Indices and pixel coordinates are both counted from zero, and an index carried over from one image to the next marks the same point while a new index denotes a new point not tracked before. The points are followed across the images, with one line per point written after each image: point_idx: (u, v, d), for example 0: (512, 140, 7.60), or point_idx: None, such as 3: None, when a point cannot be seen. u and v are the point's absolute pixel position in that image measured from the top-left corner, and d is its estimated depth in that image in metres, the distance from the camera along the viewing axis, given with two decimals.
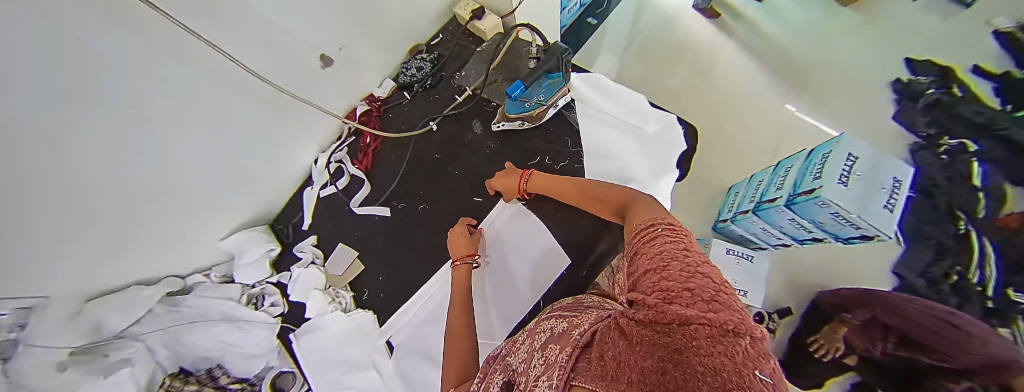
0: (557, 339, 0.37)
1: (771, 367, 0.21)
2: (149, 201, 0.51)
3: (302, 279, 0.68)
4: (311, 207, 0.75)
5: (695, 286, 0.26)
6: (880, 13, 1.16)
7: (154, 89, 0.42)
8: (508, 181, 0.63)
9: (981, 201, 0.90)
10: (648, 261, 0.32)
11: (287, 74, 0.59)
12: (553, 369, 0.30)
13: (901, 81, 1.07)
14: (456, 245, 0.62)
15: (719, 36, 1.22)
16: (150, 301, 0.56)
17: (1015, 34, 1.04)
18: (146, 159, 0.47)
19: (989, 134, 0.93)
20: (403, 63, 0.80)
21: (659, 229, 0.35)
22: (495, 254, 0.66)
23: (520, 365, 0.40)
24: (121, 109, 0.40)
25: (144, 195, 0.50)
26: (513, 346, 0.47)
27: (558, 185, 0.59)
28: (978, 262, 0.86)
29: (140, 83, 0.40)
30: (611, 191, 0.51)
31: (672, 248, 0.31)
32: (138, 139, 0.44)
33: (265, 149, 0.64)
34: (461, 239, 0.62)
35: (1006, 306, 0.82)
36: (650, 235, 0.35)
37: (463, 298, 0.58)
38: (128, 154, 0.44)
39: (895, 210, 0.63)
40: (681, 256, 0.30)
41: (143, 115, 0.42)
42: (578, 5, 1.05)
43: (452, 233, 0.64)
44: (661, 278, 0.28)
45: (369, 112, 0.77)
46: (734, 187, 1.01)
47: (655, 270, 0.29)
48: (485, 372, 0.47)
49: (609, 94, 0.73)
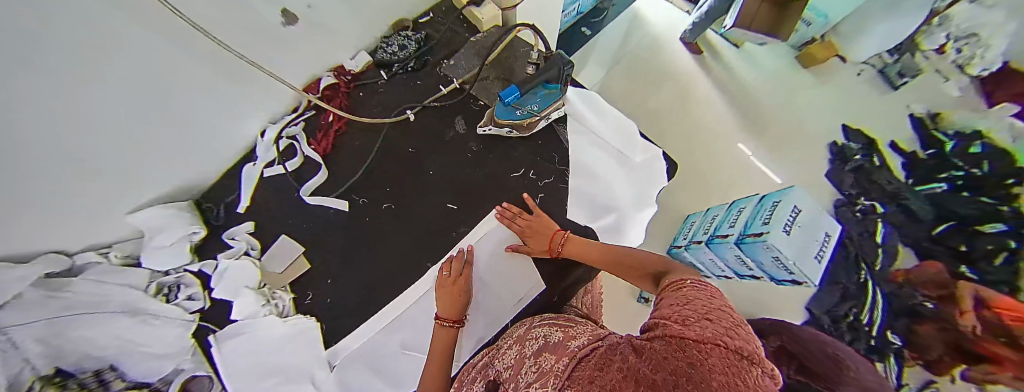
0: (551, 348, 0.39)
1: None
2: (49, 166, 0.40)
3: (230, 273, 0.59)
4: (251, 186, 0.65)
5: (714, 315, 0.28)
6: (830, 79, 1.31)
7: (74, 32, 0.32)
8: (538, 241, 0.60)
9: (879, 256, 1.07)
10: (673, 297, 0.34)
11: (244, 23, 0.48)
12: (548, 377, 0.32)
13: (838, 144, 1.25)
14: (445, 300, 0.56)
15: (699, 72, 1.30)
16: (24, 283, 0.43)
17: (925, 119, 1.13)
18: (41, 124, 0.36)
19: (898, 203, 1.09)
20: (384, 37, 0.74)
21: (687, 280, 0.37)
22: (485, 291, 0.62)
23: (508, 373, 0.41)
24: (33, 48, 0.30)
25: (42, 162, 0.39)
26: (498, 351, 0.49)
27: (586, 248, 0.58)
28: (870, 307, 1.02)
29: (63, 22, 0.30)
30: (647, 258, 0.49)
31: (696, 290, 0.33)
32: (37, 101, 0.34)
33: (208, 104, 0.53)
34: (450, 298, 0.56)
35: (883, 344, 0.97)
36: (677, 284, 0.37)
37: (443, 356, 0.54)
38: (37, 116, 0.35)
39: (822, 261, 0.72)
40: (706, 297, 0.32)
41: (55, 64, 0.33)
42: (576, 12, 1.07)
43: (442, 284, 0.58)
44: (685, 309, 0.30)
45: (336, 86, 0.70)
46: (691, 217, 1.09)
47: (678, 303, 0.32)
48: (465, 380, 0.50)
49: (601, 115, 0.73)
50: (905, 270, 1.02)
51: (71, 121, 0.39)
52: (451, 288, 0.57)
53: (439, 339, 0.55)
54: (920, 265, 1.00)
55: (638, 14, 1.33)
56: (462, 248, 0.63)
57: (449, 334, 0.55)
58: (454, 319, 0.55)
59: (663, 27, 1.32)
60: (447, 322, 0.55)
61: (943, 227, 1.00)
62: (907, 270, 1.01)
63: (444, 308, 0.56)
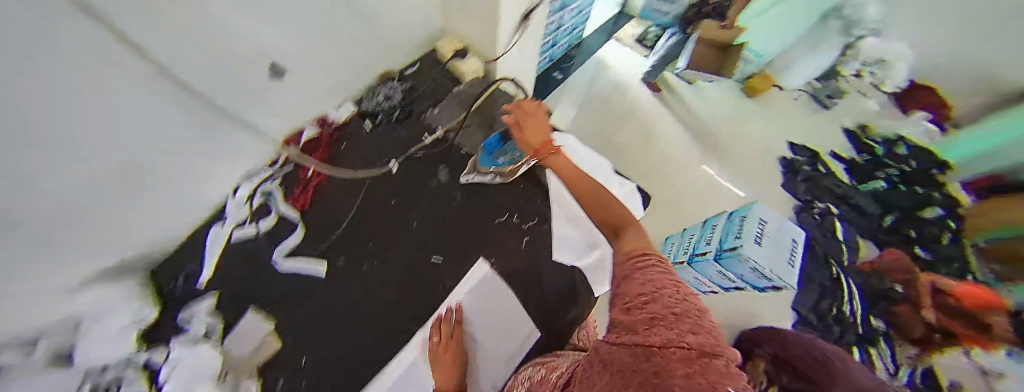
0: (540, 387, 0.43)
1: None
2: None
3: (181, 369, 0.50)
4: (217, 253, 0.60)
5: (673, 305, 0.29)
6: (772, 104, 1.43)
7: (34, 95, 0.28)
8: (530, 137, 0.54)
9: (845, 250, 1.14)
10: (629, 276, 0.34)
11: (222, 85, 0.47)
12: None
13: (786, 158, 1.33)
14: (440, 372, 0.54)
15: (659, 104, 1.40)
16: None
17: (857, 132, 1.33)
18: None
19: (846, 202, 1.21)
20: (369, 88, 0.74)
21: (646, 253, 0.36)
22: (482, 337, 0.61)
23: None
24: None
25: None
26: None
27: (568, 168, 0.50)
28: (849, 299, 1.07)
29: (22, 97, 0.27)
30: (606, 199, 0.44)
31: (651, 266, 0.33)
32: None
33: (183, 167, 0.50)
34: (448, 368, 0.54)
35: (872, 331, 1.04)
36: (633, 268, 0.34)
37: None
38: None
39: (795, 265, 0.76)
40: (661, 273, 0.32)
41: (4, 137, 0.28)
42: (547, 59, 1.23)
43: (439, 352, 0.56)
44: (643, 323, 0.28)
45: (318, 139, 0.68)
46: (670, 238, 1.11)
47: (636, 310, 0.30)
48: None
49: (575, 153, 0.75)
50: (867, 261, 1.12)
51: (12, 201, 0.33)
52: (447, 360, 0.55)
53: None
54: (881, 255, 1.12)
55: (601, 60, 1.44)
56: (450, 305, 0.61)
57: None
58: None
59: (623, 71, 1.43)
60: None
61: (890, 219, 1.17)
62: (869, 262, 1.11)
63: (439, 378, 0.53)
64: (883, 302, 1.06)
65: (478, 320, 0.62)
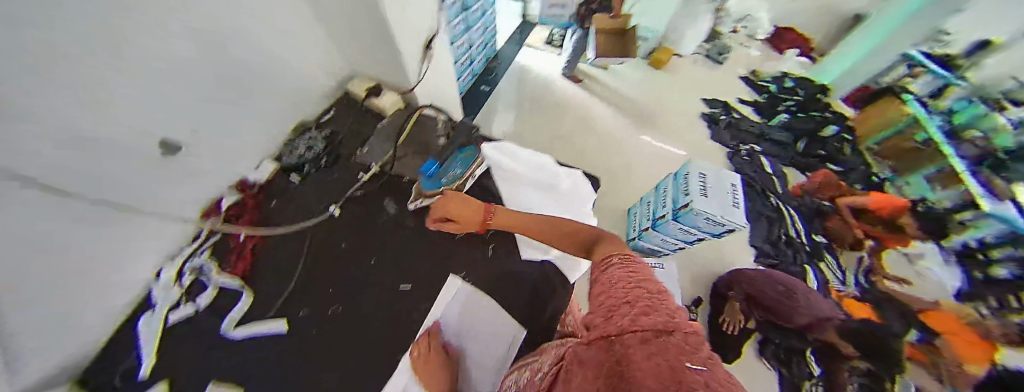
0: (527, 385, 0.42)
1: (698, 357, 0.27)
2: None
3: None
4: (154, 343, 0.54)
5: (639, 291, 0.34)
6: (677, 69, 1.63)
7: None
8: (463, 209, 0.64)
9: (776, 180, 1.32)
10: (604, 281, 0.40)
11: (118, 166, 0.47)
12: None
13: (706, 114, 1.50)
14: (432, 377, 0.56)
15: (583, 92, 1.53)
16: None
17: (751, 77, 1.59)
18: None
19: (764, 139, 1.41)
20: (289, 142, 0.77)
21: (617, 257, 0.43)
22: (474, 349, 0.63)
23: None
24: None
25: None
26: None
27: (514, 221, 0.62)
28: (792, 222, 1.25)
29: None
30: (579, 228, 0.55)
31: (623, 269, 0.40)
32: None
33: (93, 271, 0.48)
34: (432, 372, 0.57)
35: (816, 245, 1.22)
36: (607, 263, 0.42)
37: None
38: None
39: (740, 205, 0.84)
40: (631, 273, 0.38)
41: None
42: (469, 77, 1.39)
43: (421, 361, 0.57)
44: (607, 300, 0.35)
45: (242, 203, 0.67)
46: (632, 210, 1.19)
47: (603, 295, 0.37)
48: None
49: (520, 159, 0.81)
50: (798, 185, 1.31)
51: None
52: (427, 367, 0.57)
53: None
54: (811, 176, 1.31)
55: (523, 66, 1.55)
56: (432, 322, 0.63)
57: None
58: None
59: (545, 71, 1.56)
60: None
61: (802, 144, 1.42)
62: (800, 186, 1.30)
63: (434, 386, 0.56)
64: (817, 219, 1.25)
65: (464, 331, 0.64)
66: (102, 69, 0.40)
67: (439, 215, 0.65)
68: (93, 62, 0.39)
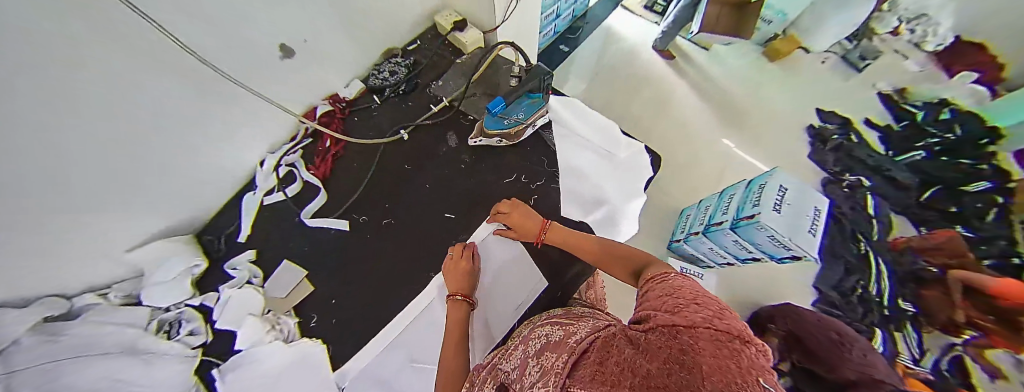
0: (553, 347, 0.40)
1: (769, 374, 0.24)
2: (34, 204, 0.40)
3: (234, 302, 0.59)
4: (251, 215, 0.66)
5: (701, 300, 0.31)
6: (795, 68, 1.39)
7: (65, 61, 0.34)
8: (523, 224, 0.61)
9: (876, 226, 1.10)
10: (655, 288, 0.36)
11: (242, 57, 0.53)
12: (550, 376, 0.33)
13: (814, 126, 1.28)
14: (451, 276, 0.60)
15: (670, 71, 1.38)
16: (20, 329, 0.43)
17: (892, 95, 1.30)
18: (31, 157, 0.37)
19: (881, 174, 1.16)
20: (375, 65, 0.78)
21: (665, 271, 0.39)
22: (493, 277, 0.64)
23: (513, 370, 0.42)
24: (28, 77, 0.32)
25: (24, 202, 0.39)
26: (505, 353, 0.48)
27: (568, 239, 0.58)
28: (876, 277, 1.04)
29: (56, 53, 0.33)
30: (631, 251, 0.50)
31: (675, 278, 0.36)
32: (25, 133, 0.35)
33: (206, 141, 0.56)
34: (458, 275, 0.60)
35: (898, 313, 1.02)
36: (656, 274, 0.39)
37: (461, 334, 0.55)
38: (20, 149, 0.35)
39: (816, 233, 0.74)
40: (686, 283, 0.35)
41: (43, 94, 0.34)
42: (552, 33, 1.29)
43: (450, 265, 0.61)
44: (670, 299, 0.33)
45: (331, 113, 0.73)
46: (685, 211, 1.11)
47: (665, 293, 0.34)
48: (475, 381, 0.47)
49: (586, 119, 0.78)
50: (904, 239, 1.09)
51: (60, 156, 0.39)
52: (455, 267, 0.60)
53: (453, 315, 0.57)
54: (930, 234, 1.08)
55: (611, 31, 1.43)
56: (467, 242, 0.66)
57: (459, 306, 0.57)
58: (464, 294, 0.58)
59: (635, 37, 1.43)
60: (456, 296, 0.58)
61: (931, 192, 1.13)
62: (907, 239, 1.08)
63: (451, 286, 0.59)
64: (914, 283, 1.04)
65: (489, 257, 0.66)
66: None
67: (495, 218, 0.64)
68: None
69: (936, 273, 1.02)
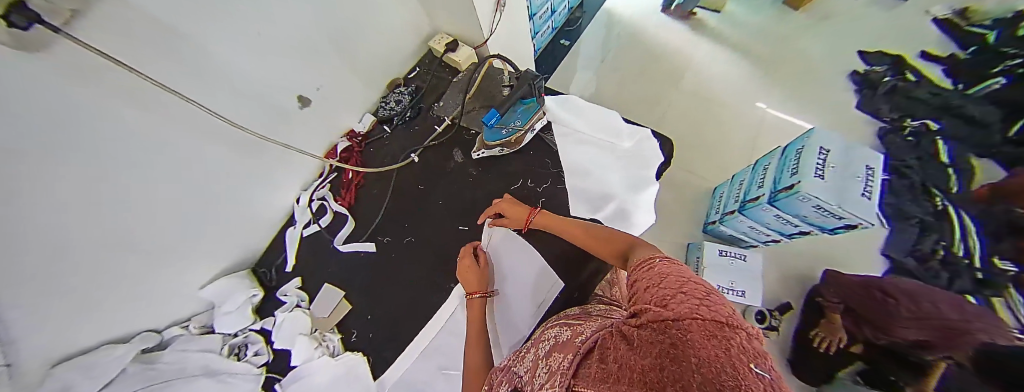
0: (561, 347, 0.38)
1: (769, 364, 0.20)
2: (117, 256, 0.50)
3: (287, 324, 0.66)
4: (294, 246, 0.75)
5: (687, 288, 0.26)
6: (825, 12, 1.31)
7: (117, 138, 0.42)
8: (514, 211, 0.64)
9: (952, 175, 1.02)
10: (644, 280, 0.32)
11: (267, 112, 0.61)
12: (557, 377, 0.31)
13: (859, 72, 1.20)
14: (467, 279, 0.62)
15: (683, 43, 1.34)
16: (124, 360, 0.54)
17: (954, 20, 1.20)
18: (107, 216, 0.46)
19: (949, 114, 1.05)
20: (381, 98, 0.84)
21: (656, 259, 0.35)
22: (512, 275, 0.66)
23: (526, 373, 0.41)
24: (91, 152, 0.40)
25: (108, 254, 0.49)
26: (518, 355, 0.48)
27: (552, 221, 0.60)
28: (962, 234, 0.95)
29: (109, 132, 0.41)
30: (613, 235, 0.49)
31: (665, 269, 0.32)
32: (96, 198, 0.43)
33: (248, 186, 0.65)
34: (470, 272, 0.62)
35: (996, 275, 0.92)
36: (646, 265, 0.35)
37: (479, 336, 0.58)
38: (94, 211, 0.44)
39: (873, 196, 0.67)
40: (676, 272, 0.30)
41: (104, 166, 0.43)
42: (550, 29, 1.25)
43: (462, 266, 0.64)
44: (659, 288, 0.28)
45: (350, 148, 0.79)
46: (719, 188, 1.06)
47: (653, 284, 0.30)
48: (493, 382, 0.48)
49: (582, 113, 0.77)
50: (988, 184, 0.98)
51: (131, 212, 0.49)
52: (469, 271, 0.62)
53: (473, 312, 0.60)
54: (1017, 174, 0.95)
55: (612, 13, 1.42)
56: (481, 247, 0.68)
57: (478, 304, 0.60)
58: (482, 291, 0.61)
59: (640, 17, 1.40)
60: (476, 294, 0.61)
61: (1020, 125, 1.00)
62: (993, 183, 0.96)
63: (468, 286, 0.62)
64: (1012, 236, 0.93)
65: (502, 258, 0.67)
66: (250, 31, 0.52)
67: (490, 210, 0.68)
68: (242, 26, 0.50)
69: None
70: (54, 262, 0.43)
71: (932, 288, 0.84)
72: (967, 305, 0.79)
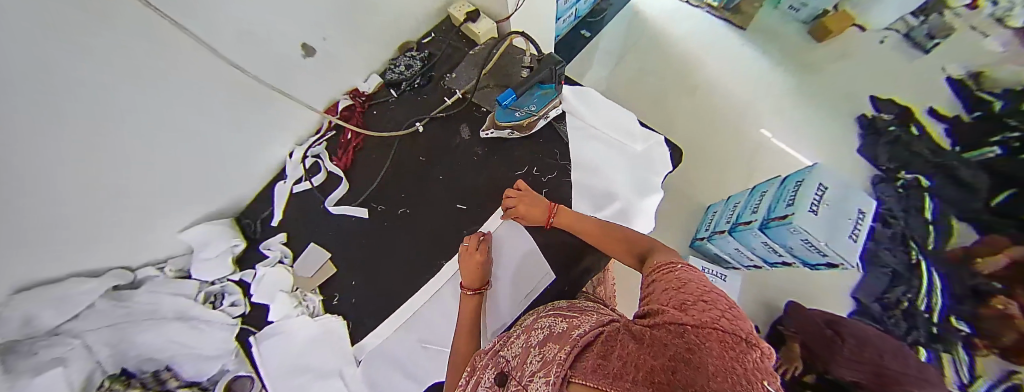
0: (556, 338, 0.37)
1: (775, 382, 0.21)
2: (96, 188, 0.47)
3: (266, 282, 0.65)
4: (283, 202, 0.72)
5: (709, 299, 0.27)
6: (845, 49, 1.32)
7: (110, 66, 0.38)
8: (531, 211, 0.62)
9: (932, 233, 1.07)
10: (664, 282, 0.33)
11: (268, 57, 0.56)
12: (549, 366, 0.30)
13: (867, 116, 1.23)
14: (466, 269, 0.60)
15: (702, 55, 1.34)
16: (94, 294, 0.53)
17: (966, 81, 1.23)
18: (89, 146, 0.42)
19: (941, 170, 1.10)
20: (391, 60, 0.80)
21: (676, 264, 0.36)
22: (506, 259, 0.66)
23: (516, 360, 0.40)
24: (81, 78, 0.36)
25: (83, 186, 0.45)
26: (507, 341, 0.48)
27: (575, 222, 0.59)
28: (927, 292, 1.03)
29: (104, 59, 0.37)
30: (631, 235, 0.53)
31: (684, 275, 0.33)
32: (80, 127, 0.40)
33: (241, 133, 0.61)
34: (471, 269, 0.60)
35: (948, 332, 1.00)
36: (667, 266, 0.36)
37: (471, 326, 0.58)
38: (76, 141, 0.41)
39: (858, 240, 0.71)
40: (696, 280, 0.31)
41: (94, 95, 0.39)
42: (573, 17, 1.22)
43: (464, 259, 0.61)
44: (680, 294, 0.29)
45: (352, 108, 0.76)
46: (713, 206, 1.09)
47: (673, 288, 0.31)
48: (477, 365, 0.48)
49: (597, 108, 0.76)
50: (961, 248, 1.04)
51: (114, 145, 0.45)
52: (470, 259, 0.61)
53: (467, 308, 0.59)
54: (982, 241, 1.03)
55: (636, 10, 1.39)
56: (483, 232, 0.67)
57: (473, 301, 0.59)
58: (476, 288, 0.60)
59: (664, 21, 1.38)
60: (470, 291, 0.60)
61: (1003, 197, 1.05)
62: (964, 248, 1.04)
63: (467, 279, 0.60)
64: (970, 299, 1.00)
65: (502, 243, 0.67)
66: None
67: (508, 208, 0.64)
68: None
69: (998, 287, 0.97)
70: (27, 190, 0.39)
71: (880, 339, 0.93)
72: (906, 360, 0.90)
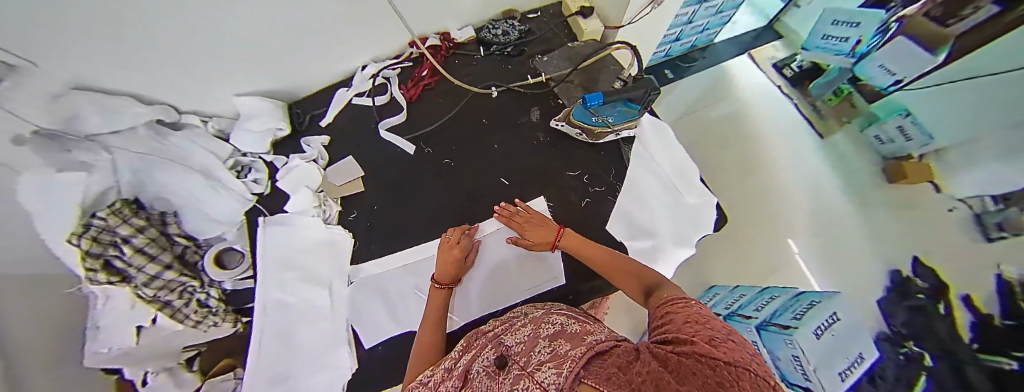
0: (566, 337, 0.37)
1: None
2: (186, 19, 0.46)
3: (297, 171, 0.66)
4: (339, 107, 0.72)
5: (735, 341, 0.29)
6: None
7: None
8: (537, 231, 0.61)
9: None
10: (686, 316, 0.34)
11: None
12: (562, 361, 0.30)
13: None
14: (441, 263, 0.58)
15: (771, 142, 1.32)
16: (140, 120, 0.52)
17: None
18: None
19: None
20: (491, 21, 0.79)
21: (691, 301, 0.38)
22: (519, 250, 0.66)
23: (518, 346, 0.39)
24: None
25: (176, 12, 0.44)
26: (509, 328, 0.47)
27: (582, 248, 0.57)
28: None
29: None
30: (647, 269, 0.51)
31: (710, 315, 0.34)
32: None
33: (331, 23, 0.60)
34: (450, 263, 0.57)
35: None
36: (689, 303, 0.37)
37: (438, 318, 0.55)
38: None
39: (846, 378, 0.70)
40: (721, 322, 0.32)
41: None
42: (664, 53, 1.25)
43: (443, 252, 0.59)
44: (707, 330, 0.30)
45: (438, 48, 0.75)
46: (716, 288, 1.11)
47: (698, 323, 0.32)
48: (472, 343, 0.48)
49: (666, 146, 0.76)
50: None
51: None
52: (448, 252, 0.59)
53: (433, 300, 0.56)
54: None
55: (728, 72, 1.38)
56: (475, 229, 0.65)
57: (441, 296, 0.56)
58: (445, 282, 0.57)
59: (747, 94, 1.38)
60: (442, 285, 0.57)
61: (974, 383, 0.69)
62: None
63: (440, 272, 0.57)
64: None
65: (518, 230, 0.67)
66: None
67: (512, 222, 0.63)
68: None
69: None
70: None
71: None
72: None
